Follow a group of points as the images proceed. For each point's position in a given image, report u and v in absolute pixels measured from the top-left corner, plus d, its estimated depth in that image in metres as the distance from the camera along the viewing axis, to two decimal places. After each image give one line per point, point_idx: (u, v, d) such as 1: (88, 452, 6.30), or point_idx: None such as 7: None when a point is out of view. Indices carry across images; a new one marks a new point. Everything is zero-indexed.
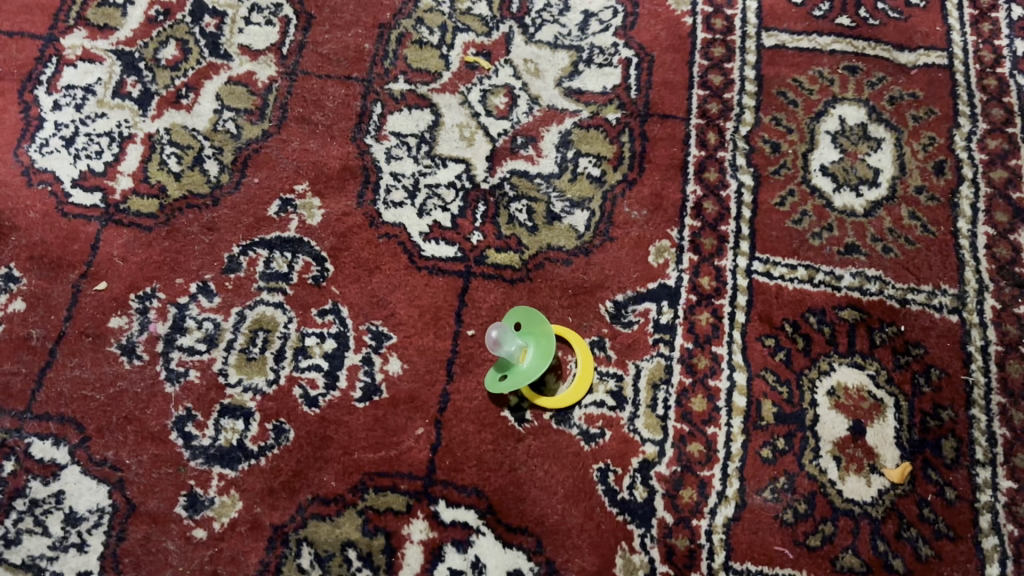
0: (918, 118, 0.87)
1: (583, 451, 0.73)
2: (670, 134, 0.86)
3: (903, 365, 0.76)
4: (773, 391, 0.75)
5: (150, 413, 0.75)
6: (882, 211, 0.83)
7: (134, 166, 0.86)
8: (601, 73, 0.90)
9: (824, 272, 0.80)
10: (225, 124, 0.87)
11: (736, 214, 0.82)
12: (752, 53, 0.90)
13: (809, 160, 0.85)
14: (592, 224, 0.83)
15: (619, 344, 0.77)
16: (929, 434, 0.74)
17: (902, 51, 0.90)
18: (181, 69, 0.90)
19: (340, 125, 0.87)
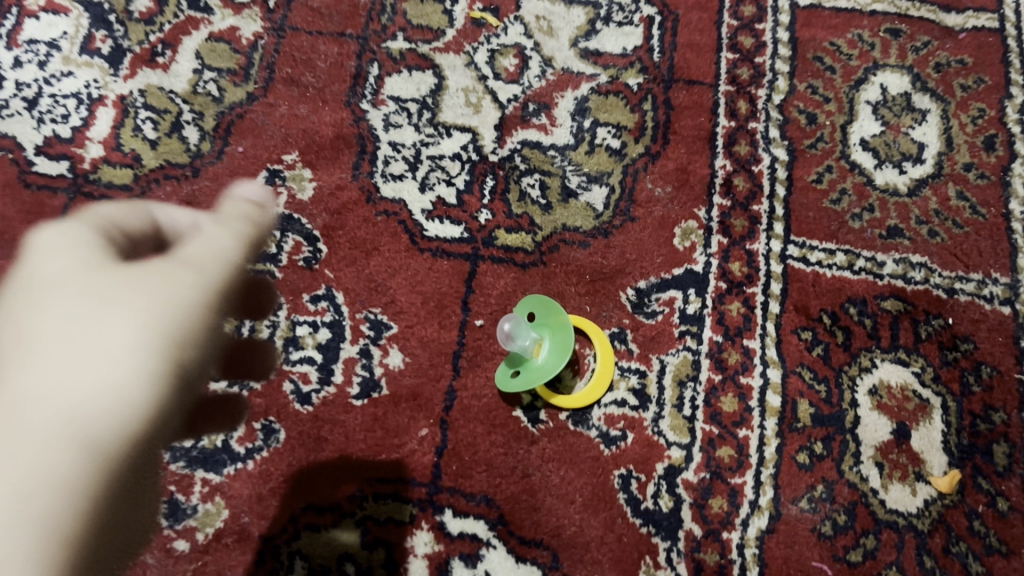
0: (967, 87, 0.79)
1: (603, 456, 0.67)
2: (696, 102, 0.79)
3: (951, 362, 0.70)
4: (810, 389, 0.69)
5: None
6: (927, 190, 0.76)
7: (105, 132, 0.77)
8: (621, 32, 0.82)
9: (864, 258, 0.73)
10: (206, 86, 0.79)
11: (769, 193, 0.75)
12: (785, 13, 0.82)
13: (848, 133, 0.78)
14: (612, 202, 0.75)
15: (642, 336, 0.71)
16: (980, 438, 0.68)
17: (948, 13, 0.82)
18: (157, 23, 0.81)
19: (332, 88, 0.79)
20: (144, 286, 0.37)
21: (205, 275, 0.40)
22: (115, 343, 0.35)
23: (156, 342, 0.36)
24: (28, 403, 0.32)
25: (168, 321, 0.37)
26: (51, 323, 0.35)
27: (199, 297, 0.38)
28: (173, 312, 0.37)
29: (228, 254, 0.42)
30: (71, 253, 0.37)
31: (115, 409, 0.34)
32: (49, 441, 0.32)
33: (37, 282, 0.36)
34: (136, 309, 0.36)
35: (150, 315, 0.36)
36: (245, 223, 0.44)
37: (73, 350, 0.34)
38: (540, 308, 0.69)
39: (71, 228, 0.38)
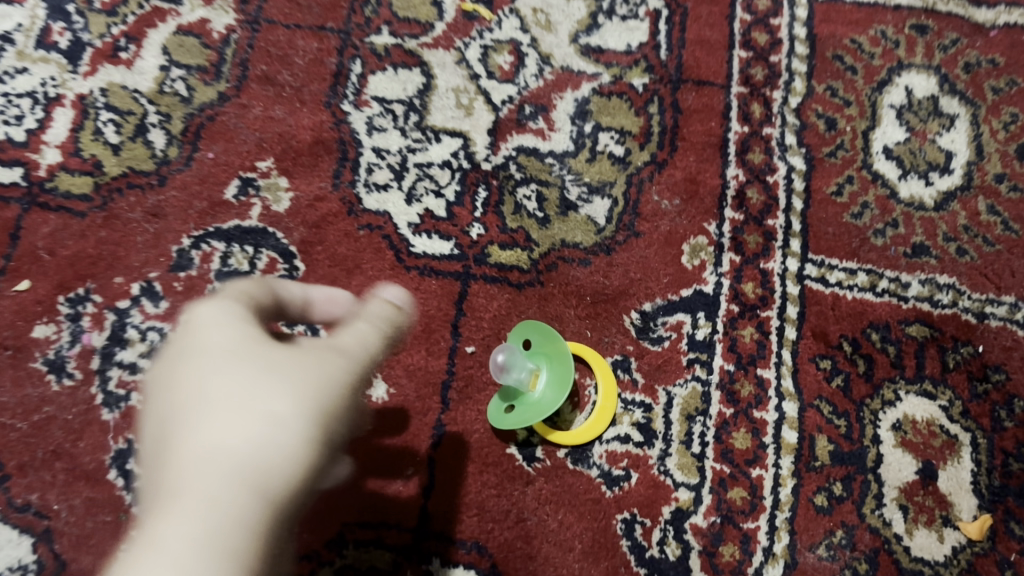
0: (999, 90, 0.73)
1: (604, 498, 0.62)
2: (706, 105, 0.73)
3: (981, 394, 0.65)
4: (829, 424, 0.64)
5: (83, 447, 0.62)
6: (956, 204, 0.70)
7: (62, 135, 0.71)
8: (625, 27, 0.75)
9: (888, 279, 0.68)
10: (173, 85, 0.73)
11: (786, 206, 0.69)
12: (802, 7, 0.76)
13: (870, 140, 0.72)
14: (615, 215, 0.70)
15: (647, 365, 0.65)
16: (1012, 479, 0.63)
17: (979, 7, 0.76)
18: (119, 14, 0.75)
19: (311, 87, 0.73)
20: (303, 352, 0.40)
21: (347, 347, 0.43)
22: (273, 402, 0.37)
23: (309, 407, 0.37)
24: (199, 464, 0.34)
25: (328, 386, 0.39)
26: (217, 388, 0.37)
27: (336, 373, 0.40)
28: (316, 382, 0.39)
29: (377, 342, 0.45)
30: (232, 325, 0.40)
31: (276, 470, 0.35)
32: (230, 490, 0.34)
33: (199, 354, 0.39)
34: (291, 376, 0.38)
35: (308, 379, 0.38)
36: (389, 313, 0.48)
37: (230, 409, 0.36)
38: (536, 334, 0.63)
39: (229, 304, 0.42)
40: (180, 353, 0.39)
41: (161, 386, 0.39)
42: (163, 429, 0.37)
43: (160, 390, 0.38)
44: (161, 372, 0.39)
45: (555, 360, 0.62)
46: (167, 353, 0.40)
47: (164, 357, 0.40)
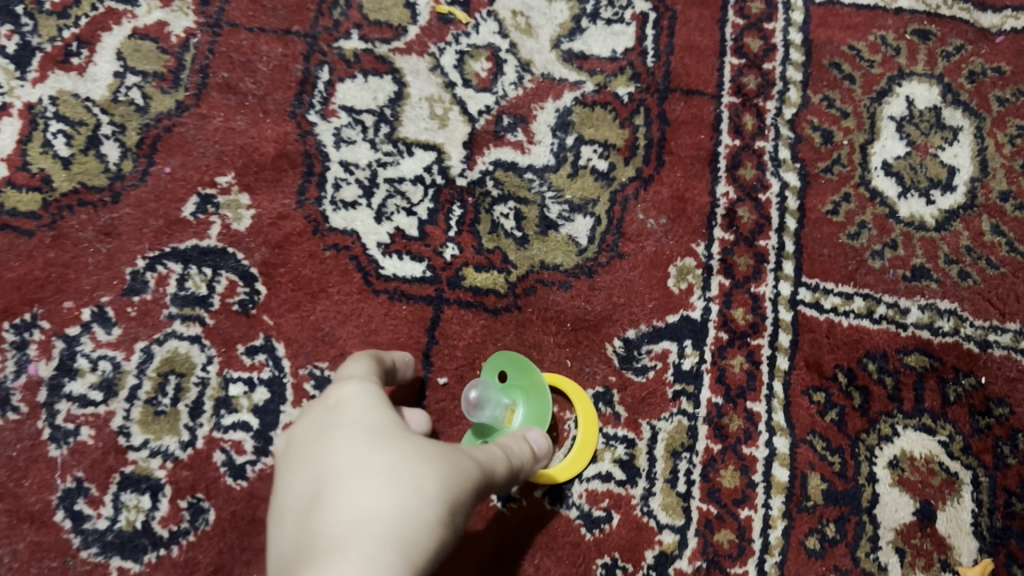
0: (1004, 101, 0.69)
1: (584, 541, 0.58)
2: (695, 116, 0.68)
3: (983, 429, 0.61)
4: (822, 461, 0.60)
5: (27, 487, 0.58)
6: (958, 224, 0.66)
7: (9, 147, 0.66)
8: (610, 31, 0.71)
9: (886, 304, 0.64)
10: (128, 93, 0.68)
11: (778, 225, 0.66)
12: (798, 10, 0.71)
13: (868, 155, 0.68)
14: (597, 235, 0.65)
15: (630, 397, 0.61)
16: (1015, 520, 0.59)
17: (984, 11, 0.72)
18: (71, 16, 0.70)
19: (275, 96, 0.68)
20: (441, 448, 0.43)
21: (473, 456, 0.45)
22: (420, 472, 0.39)
23: (449, 485, 0.40)
24: (349, 496, 0.37)
25: (467, 476, 0.42)
26: (372, 454, 0.40)
27: (466, 469, 0.42)
28: (455, 474, 0.41)
29: (500, 461, 0.48)
30: (374, 417, 0.44)
31: (419, 502, 0.37)
32: (377, 512, 0.36)
33: (350, 434, 0.42)
34: (432, 458, 0.41)
35: (445, 466, 0.41)
36: (524, 445, 0.52)
37: (376, 463, 0.39)
38: (511, 368, 0.59)
39: (366, 403, 0.46)
40: (326, 433, 0.43)
41: (307, 458, 0.42)
42: (318, 486, 0.39)
43: (308, 459, 0.42)
44: (306, 448, 0.43)
45: (533, 395, 0.59)
46: (308, 434, 0.44)
47: (306, 430, 0.45)
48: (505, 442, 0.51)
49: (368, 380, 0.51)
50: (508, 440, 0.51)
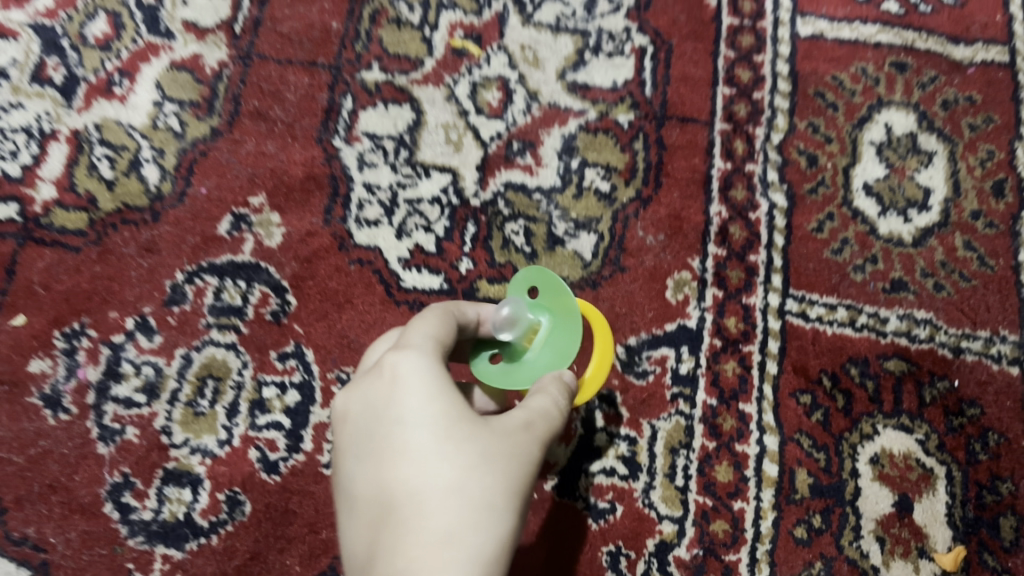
0: (976, 127, 0.75)
1: (589, 530, 0.64)
2: (690, 141, 0.74)
3: (956, 428, 0.66)
4: (808, 457, 0.65)
5: (78, 480, 0.64)
6: (933, 240, 0.71)
7: (57, 170, 0.72)
8: (611, 64, 0.77)
9: (867, 314, 0.69)
10: (167, 120, 0.74)
11: (767, 242, 0.71)
12: (785, 43, 0.77)
13: (850, 177, 0.73)
14: (601, 250, 0.71)
15: (632, 399, 0.67)
16: (986, 511, 0.64)
17: (957, 45, 0.78)
18: (113, 49, 0.76)
19: (303, 123, 0.74)
20: (502, 438, 0.43)
21: (534, 430, 0.46)
22: (487, 494, 0.40)
23: (511, 496, 0.41)
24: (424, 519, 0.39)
25: (523, 470, 0.43)
26: (441, 472, 0.40)
27: (527, 463, 0.44)
28: (519, 480, 0.42)
29: (552, 418, 0.48)
30: (433, 394, 0.43)
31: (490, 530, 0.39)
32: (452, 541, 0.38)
33: (413, 433, 0.42)
34: (497, 465, 0.42)
35: (509, 474, 0.42)
36: (562, 385, 0.51)
37: (449, 482, 0.40)
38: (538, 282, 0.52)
39: (422, 365, 0.45)
40: (386, 419, 0.43)
41: (371, 451, 0.42)
42: (394, 507, 0.40)
43: (374, 448, 0.42)
44: (363, 431, 0.44)
45: (562, 318, 0.52)
46: (363, 401, 0.45)
47: (364, 403, 0.44)
48: (546, 386, 0.50)
49: (421, 318, 0.49)
50: (548, 383, 0.51)
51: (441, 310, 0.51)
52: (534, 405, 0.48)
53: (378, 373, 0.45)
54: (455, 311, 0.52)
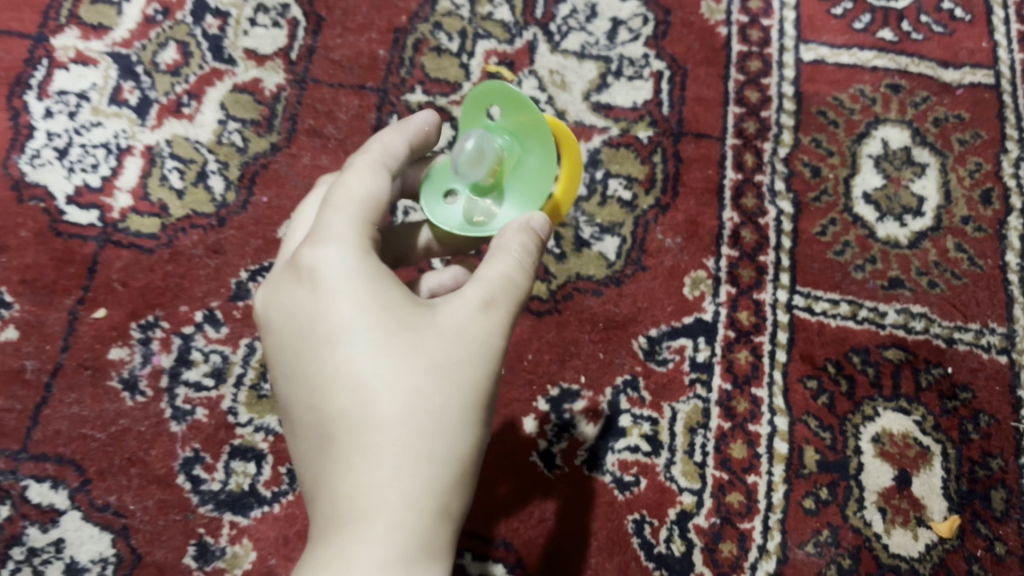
0: (964, 142, 0.82)
1: (616, 501, 0.70)
2: (704, 155, 0.81)
3: (951, 411, 0.73)
4: (815, 436, 0.72)
5: (155, 454, 0.71)
6: (927, 243, 0.79)
7: (133, 181, 0.80)
8: (632, 86, 0.84)
9: (867, 308, 0.76)
10: (231, 137, 0.82)
11: (776, 244, 0.78)
12: (790, 68, 0.85)
13: (850, 187, 0.81)
14: (624, 251, 0.78)
15: (654, 384, 0.73)
16: (978, 484, 0.70)
17: (947, 68, 0.85)
18: (182, 74, 0.84)
19: (354, 140, 0.82)
20: (453, 338, 0.44)
21: (493, 318, 0.45)
22: (436, 428, 0.42)
23: (467, 411, 0.43)
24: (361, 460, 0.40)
25: (463, 354, 0.44)
26: (379, 409, 0.41)
27: (485, 368, 0.44)
28: (477, 392, 0.43)
29: (523, 272, 0.47)
30: (369, 298, 0.44)
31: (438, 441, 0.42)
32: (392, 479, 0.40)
33: (349, 362, 0.42)
34: (448, 376, 0.43)
35: (460, 390, 0.43)
36: (529, 238, 0.48)
37: (384, 412, 0.41)
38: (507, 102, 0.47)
39: (347, 272, 0.44)
40: (315, 339, 0.44)
41: (303, 374, 0.44)
42: (332, 446, 0.42)
43: (306, 362, 0.44)
44: (290, 339, 0.45)
45: (541, 145, 0.47)
46: (287, 305, 0.45)
47: (288, 310, 0.45)
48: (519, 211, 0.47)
49: (346, 188, 0.48)
50: (508, 238, 0.47)
51: (367, 169, 0.49)
52: (496, 268, 0.46)
53: (302, 281, 0.45)
54: (387, 160, 0.50)
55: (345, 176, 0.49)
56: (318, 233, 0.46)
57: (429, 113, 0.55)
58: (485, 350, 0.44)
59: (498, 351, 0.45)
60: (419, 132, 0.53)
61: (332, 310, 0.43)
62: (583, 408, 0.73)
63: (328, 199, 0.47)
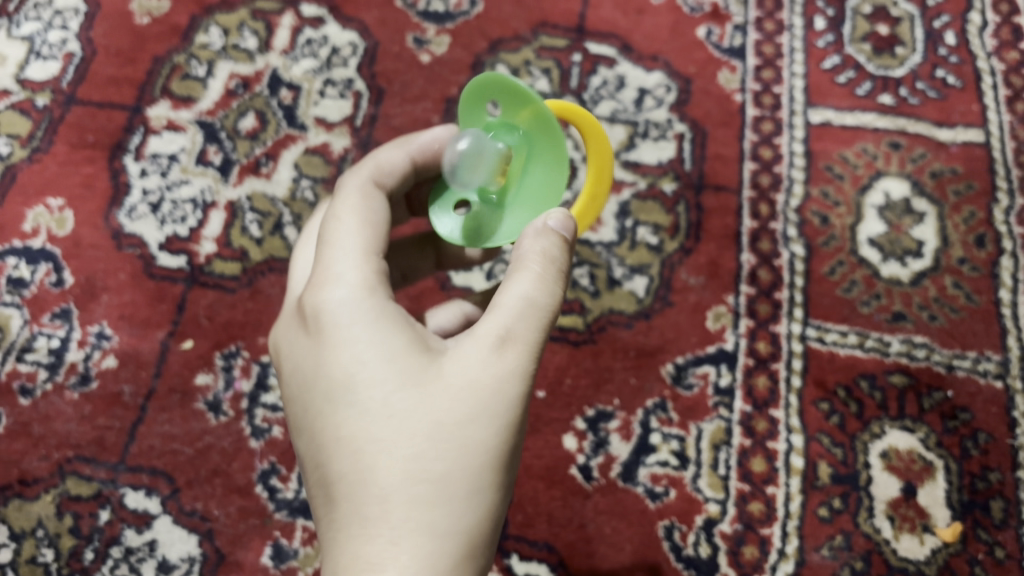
0: (959, 193, 0.91)
1: (649, 509, 0.78)
2: (723, 205, 0.91)
3: (952, 429, 0.80)
4: (829, 452, 0.80)
5: (236, 466, 0.80)
6: (927, 281, 0.87)
7: (217, 231, 0.90)
8: (657, 146, 0.94)
9: (873, 338, 0.84)
10: (303, 193, 0.92)
11: (790, 282, 0.87)
12: (799, 129, 0.95)
13: (856, 232, 0.90)
14: (652, 289, 0.87)
15: (681, 406, 0.82)
16: (979, 495, 0.78)
17: (942, 129, 0.95)
18: (260, 139, 0.95)
19: None
20: (456, 392, 0.46)
21: (501, 367, 0.47)
22: (438, 494, 0.44)
23: (472, 473, 0.45)
24: (360, 526, 0.44)
25: (469, 410, 0.46)
26: (377, 473, 0.45)
27: (493, 422, 0.46)
28: (482, 449, 0.46)
29: (547, 285, 0.49)
30: (372, 351, 0.47)
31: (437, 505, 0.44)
32: (388, 548, 0.43)
33: (353, 421, 0.46)
34: (448, 437, 0.45)
35: (465, 449, 0.45)
36: (548, 243, 0.50)
37: (384, 475, 0.44)
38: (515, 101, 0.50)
39: (350, 324, 0.48)
40: (322, 394, 0.47)
41: (314, 427, 0.48)
42: (340, 508, 0.45)
43: (317, 418, 0.48)
44: (302, 391, 0.49)
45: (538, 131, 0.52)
46: (300, 356, 0.49)
47: (300, 361, 0.49)
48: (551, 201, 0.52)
49: (345, 215, 0.53)
50: (527, 248, 0.50)
51: (360, 195, 0.54)
52: (515, 293, 0.48)
53: (310, 332, 0.49)
54: (380, 175, 0.57)
55: (348, 192, 0.55)
56: (324, 275, 0.49)
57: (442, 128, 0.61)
58: (491, 405, 0.46)
59: (511, 400, 0.46)
60: (422, 148, 0.60)
61: (337, 365, 0.47)
62: (617, 427, 0.81)
63: (330, 231, 0.53)
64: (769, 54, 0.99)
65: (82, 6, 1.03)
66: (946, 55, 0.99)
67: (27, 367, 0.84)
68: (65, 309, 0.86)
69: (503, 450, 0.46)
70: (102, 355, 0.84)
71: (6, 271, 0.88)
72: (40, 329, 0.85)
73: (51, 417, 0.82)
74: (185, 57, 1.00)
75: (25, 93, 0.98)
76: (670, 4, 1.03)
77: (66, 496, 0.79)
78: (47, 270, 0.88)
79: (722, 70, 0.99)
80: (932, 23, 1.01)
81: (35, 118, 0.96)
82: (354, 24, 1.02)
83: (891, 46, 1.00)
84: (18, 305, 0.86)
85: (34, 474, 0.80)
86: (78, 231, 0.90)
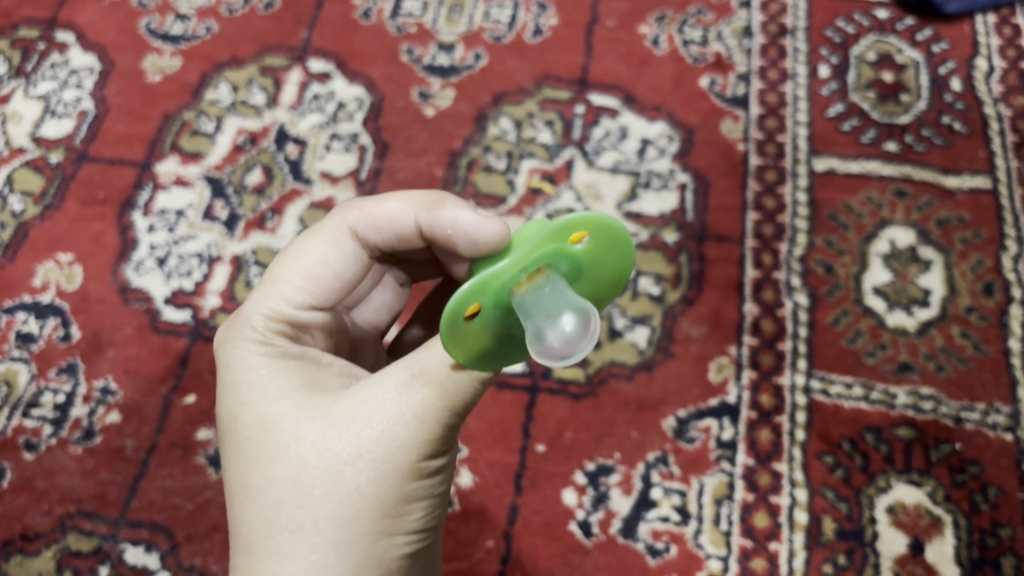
0: (966, 241, 0.90)
1: (649, 566, 0.77)
2: (725, 255, 0.90)
3: (960, 483, 0.79)
4: (833, 507, 0.78)
5: None
6: (933, 331, 0.86)
7: (222, 285, 0.91)
8: (659, 197, 0.94)
9: (879, 390, 0.83)
10: None
11: (793, 333, 0.86)
12: (804, 177, 0.94)
13: (861, 282, 0.89)
14: (654, 340, 0.86)
15: (683, 459, 0.81)
16: (989, 551, 0.76)
17: (947, 175, 0.94)
18: (266, 193, 0.96)
19: None
20: (368, 441, 0.49)
21: (420, 418, 0.49)
22: (333, 530, 0.49)
23: (375, 514, 0.49)
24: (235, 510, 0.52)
25: (382, 458, 0.49)
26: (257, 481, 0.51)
27: (402, 468, 0.49)
28: (377, 497, 0.49)
29: None
30: (286, 401, 0.52)
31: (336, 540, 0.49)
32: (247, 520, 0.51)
33: (256, 450, 0.52)
34: (361, 483, 0.49)
35: (368, 491, 0.49)
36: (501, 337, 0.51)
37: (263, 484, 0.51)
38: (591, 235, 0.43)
39: (266, 373, 0.54)
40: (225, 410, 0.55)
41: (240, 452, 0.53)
42: (233, 513, 0.52)
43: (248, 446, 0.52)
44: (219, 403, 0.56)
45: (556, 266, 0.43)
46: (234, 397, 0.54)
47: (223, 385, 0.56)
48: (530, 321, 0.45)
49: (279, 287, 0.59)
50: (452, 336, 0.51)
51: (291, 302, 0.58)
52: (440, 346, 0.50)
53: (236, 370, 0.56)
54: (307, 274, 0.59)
55: (276, 287, 0.59)
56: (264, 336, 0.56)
57: (398, 201, 0.58)
58: (395, 452, 0.49)
59: (423, 445, 0.49)
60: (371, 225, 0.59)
61: (232, 410, 0.54)
62: (618, 482, 0.80)
63: (251, 326, 0.57)
64: (773, 102, 0.99)
65: (96, 65, 1.06)
66: (952, 102, 0.98)
67: (33, 422, 0.85)
68: (71, 364, 0.87)
69: (405, 497, 0.50)
70: (105, 410, 0.85)
71: (15, 326, 0.89)
72: (45, 383, 0.86)
73: (54, 471, 0.83)
74: (194, 113, 1.02)
75: (39, 150, 1.00)
76: (673, 55, 1.04)
77: (67, 551, 0.80)
78: (55, 325, 0.89)
79: (725, 119, 0.99)
80: (937, 70, 1.00)
81: (48, 175, 0.98)
82: (360, 78, 1.04)
83: (896, 93, 0.99)
84: (26, 360, 0.88)
85: (36, 529, 0.81)
86: (86, 287, 0.91)
